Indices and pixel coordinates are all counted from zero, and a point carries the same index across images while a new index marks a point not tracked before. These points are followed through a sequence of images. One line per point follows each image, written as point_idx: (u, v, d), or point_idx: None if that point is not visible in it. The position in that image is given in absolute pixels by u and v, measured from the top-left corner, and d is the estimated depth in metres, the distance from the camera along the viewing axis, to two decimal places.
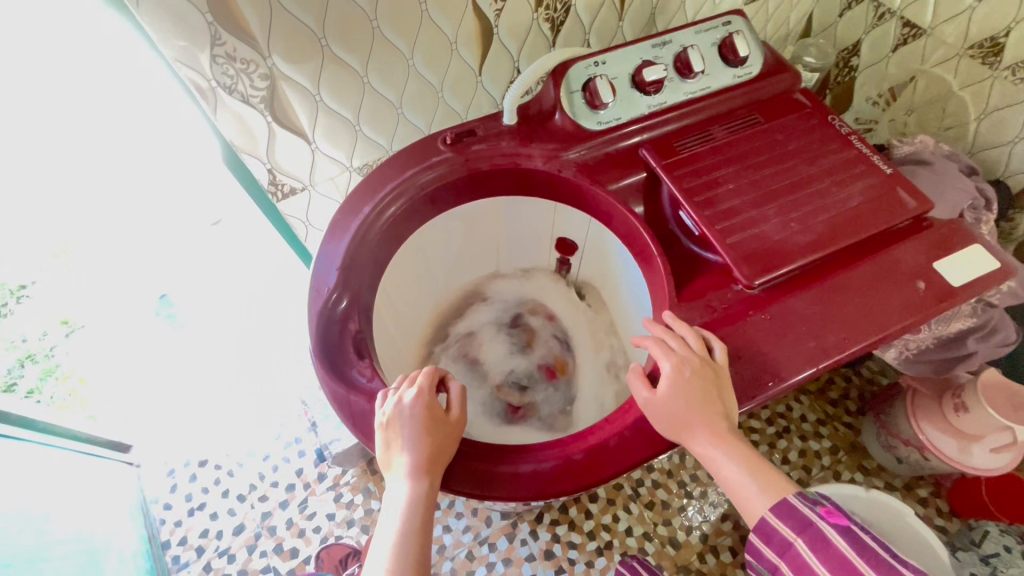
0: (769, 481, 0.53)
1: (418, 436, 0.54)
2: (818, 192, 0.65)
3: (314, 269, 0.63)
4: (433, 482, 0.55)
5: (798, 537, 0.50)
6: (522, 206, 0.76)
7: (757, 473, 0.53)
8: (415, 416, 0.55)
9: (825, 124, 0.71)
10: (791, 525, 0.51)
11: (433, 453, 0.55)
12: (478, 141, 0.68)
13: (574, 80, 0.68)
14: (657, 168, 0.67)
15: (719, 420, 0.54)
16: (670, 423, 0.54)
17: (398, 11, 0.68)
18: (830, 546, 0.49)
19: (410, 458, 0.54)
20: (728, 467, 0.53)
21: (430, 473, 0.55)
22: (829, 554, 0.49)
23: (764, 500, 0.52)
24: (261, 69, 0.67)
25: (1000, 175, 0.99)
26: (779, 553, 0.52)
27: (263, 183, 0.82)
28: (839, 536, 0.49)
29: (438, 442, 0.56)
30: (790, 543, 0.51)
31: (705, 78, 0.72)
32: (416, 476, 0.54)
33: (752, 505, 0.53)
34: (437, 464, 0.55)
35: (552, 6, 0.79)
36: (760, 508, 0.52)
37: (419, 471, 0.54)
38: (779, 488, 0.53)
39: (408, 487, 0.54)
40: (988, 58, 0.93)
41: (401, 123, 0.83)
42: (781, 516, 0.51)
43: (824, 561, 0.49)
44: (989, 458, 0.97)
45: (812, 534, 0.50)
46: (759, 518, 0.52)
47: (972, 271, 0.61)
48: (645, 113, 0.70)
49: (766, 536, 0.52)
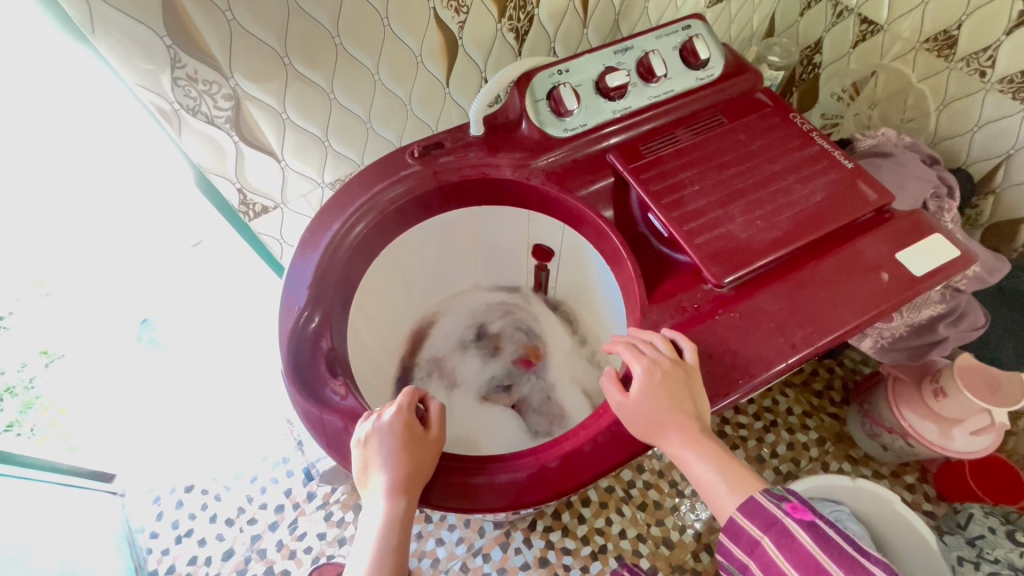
0: (738, 479, 0.54)
1: (394, 454, 0.54)
2: (782, 189, 0.66)
3: (285, 288, 0.63)
4: (411, 500, 0.54)
5: (765, 535, 0.52)
6: (494, 215, 0.76)
7: (727, 471, 0.54)
8: (391, 433, 0.55)
9: (787, 122, 0.72)
10: (758, 524, 0.52)
11: (410, 471, 0.55)
12: (445, 153, 0.69)
13: (538, 89, 0.69)
14: (624, 173, 0.68)
15: (689, 421, 0.54)
16: (642, 425, 0.54)
17: (360, 27, 0.69)
18: (795, 541, 0.51)
19: (386, 477, 0.54)
20: (699, 466, 0.54)
21: (407, 491, 0.54)
22: (794, 549, 0.51)
23: (734, 499, 0.53)
24: (225, 89, 0.67)
25: (962, 163, 1.01)
26: (747, 552, 0.53)
27: (234, 204, 0.82)
28: (803, 530, 0.51)
29: (415, 459, 0.55)
30: (757, 542, 0.52)
31: (668, 82, 0.73)
32: (393, 494, 0.54)
33: (722, 503, 0.54)
34: (414, 482, 0.55)
35: (515, 16, 0.80)
36: (730, 507, 0.53)
37: (395, 490, 0.54)
38: (747, 485, 0.54)
39: (385, 504, 0.54)
40: (944, 51, 0.96)
41: (371, 137, 0.83)
42: (748, 515, 0.52)
43: (789, 558, 0.51)
44: (970, 441, 0.99)
45: (778, 531, 0.51)
46: (730, 517, 0.54)
47: (933, 260, 0.63)
48: (610, 119, 0.71)
49: (734, 536, 0.53)
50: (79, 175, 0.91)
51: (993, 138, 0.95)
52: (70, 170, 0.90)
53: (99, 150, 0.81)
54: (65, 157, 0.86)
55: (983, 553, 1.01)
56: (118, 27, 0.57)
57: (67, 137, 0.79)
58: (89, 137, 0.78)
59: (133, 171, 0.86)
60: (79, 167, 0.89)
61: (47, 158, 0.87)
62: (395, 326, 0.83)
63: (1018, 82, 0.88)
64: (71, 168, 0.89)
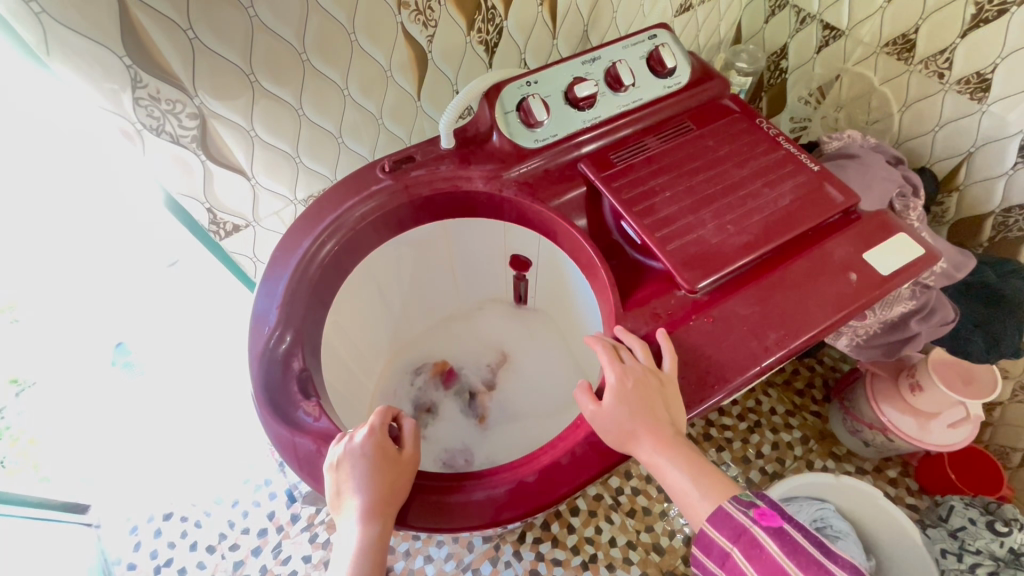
0: (711, 487, 0.54)
1: (368, 476, 0.53)
2: (751, 193, 0.67)
3: (254, 308, 0.62)
4: (387, 523, 0.53)
5: (734, 546, 0.52)
6: (467, 228, 0.75)
7: (700, 479, 0.54)
8: (365, 455, 0.54)
9: (754, 127, 0.73)
10: (727, 535, 0.52)
11: (385, 493, 0.54)
12: (416, 167, 0.68)
13: (508, 101, 0.69)
14: (596, 181, 0.69)
15: (663, 428, 0.54)
16: (617, 435, 0.54)
17: (328, 44, 0.69)
18: (763, 551, 0.51)
19: (360, 500, 0.53)
20: (673, 475, 0.54)
21: (382, 514, 0.53)
22: (763, 560, 0.51)
23: (707, 506, 0.53)
24: (189, 108, 0.66)
25: (925, 162, 1.04)
26: (720, 564, 0.53)
27: (203, 223, 0.81)
28: (770, 539, 0.51)
29: (390, 481, 0.54)
30: (727, 554, 0.52)
31: (636, 90, 0.74)
32: (368, 518, 0.53)
33: (696, 512, 0.54)
34: (389, 504, 0.54)
35: (484, 29, 0.81)
36: (703, 515, 0.53)
37: (370, 513, 0.53)
38: (720, 492, 0.54)
39: (360, 529, 0.53)
40: (903, 54, 0.98)
41: (343, 152, 0.82)
42: (718, 526, 0.53)
43: (758, 567, 0.51)
44: (947, 434, 1.02)
45: (746, 541, 0.52)
46: (702, 526, 0.54)
47: (899, 258, 0.64)
48: (580, 128, 0.71)
49: (706, 549, 0.54)
50: (46, 196, 0.89)
51: (953, 138, 0.98)
52: (36, 192, 0.88)
53: (63, 167, 0.79)
54: (28, 178, 0.83)
55: (965, 544, 1.03)
56: (76, 49, 0.56)
57: (29, 156, 0.77)
58: (54, 156, 0.76)
59: (102, 189, 0.84)
60: (43, 189, 0.87)
61: (10, 180, 0.84)
62: (372, 342, 0.82)
63: (974, 82, 0.91)
64: (36, 189, 0.87)
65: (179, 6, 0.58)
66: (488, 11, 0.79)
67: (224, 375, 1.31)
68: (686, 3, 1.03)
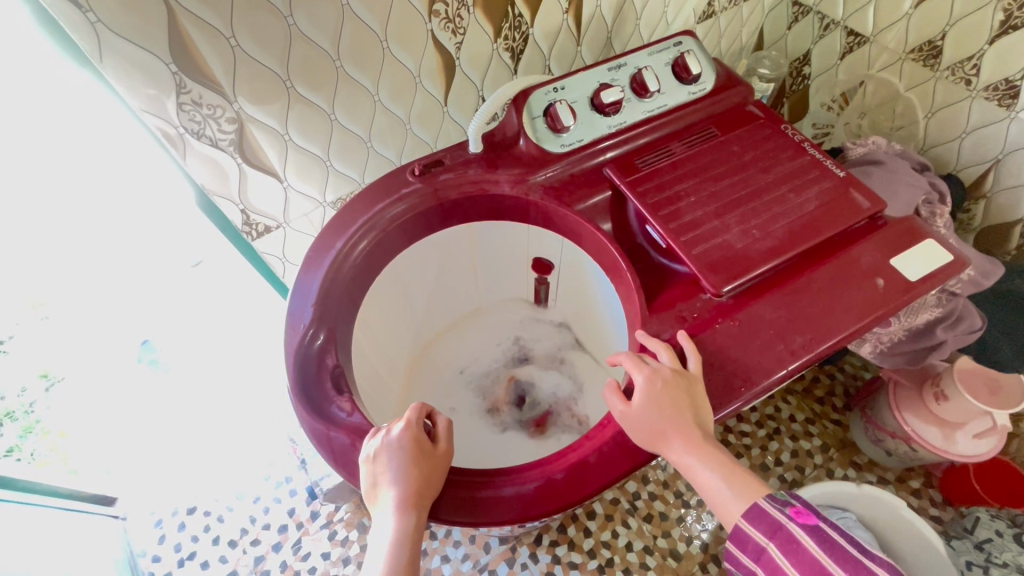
0: (743, 486, 0.55)
1: (402, 470, 0.55)
2: (775, 199, 0.67)
3: (289, 306, 0.64)
4: (421, 514, 0.55)
5: (770, 541, 0.53)
6: (494, 231, 0.76)
7: (731, 478, 0.55)
8: (400, 449, 0.56)
9: (779, 134, 0.74)
10: (763, 530, 0.53)
11: (419, 485, 0.55)
12: (445, 170, 0.70)
13: (535, 107, 0.71)
14: (623, 186, 0.69)
15: (692, 428, 0.55)
16: (645, 433, 0.55)
17: (360, 51, 0.71)
18: (800, 547, 0.52)
19: (396, 492, 0.54)
20: (704, 474, 0.55)
21: (417, 506, 0.55)
22: (799, 554, 0.52)
23: (739, 505, 0.54)
24: (229, 113, 0.68)
25: (951, 169, 1.04)
26: (754, 558, 0.54)
27: (237, 224, 0.83)
28: (807, 535, 0.52)
29: (424, 474, 0.56)
30: (763, 548, 0.53)
31: (662, 97, 0.75)
32: (404, 509, 0.54)
33: (729, 510, 0.55)
34: (423, 497, 0.55)
35: (511, 36, 0.83)
36: (735, 514, 0.54)
37: (405, 505, 0.54)
38: (753, 492, 0.55)
39: (394, 520, 0.55)
40: (929, 60, 0.99)
41: (371, 156, 0.84)
42: (753, 521, 0.53)
43: (795, 563, 0.52)
44: (973, 444, 1.00)
45: (783, 537, 0.52)
46: (735, 523, 0.54)
47: (926, 264, 0.64)
48: (606, 134, 0.72)
49: (741, 543, 0.54)
50: (77, 192, 0.91)
51: (981, 145, 0.98)
52: (70, 188, 0.90)
53: (102, 169, 0.82)
54: (69, 179, 0.87)
55: (991, 557, 1.03)
56: (125, 55, 0.59)
57: (69, 155, 0.80)
58: (87, 153, 0.78)
59: (138, 191, 0.87)
60: (81, 189, 0.90)
61: (51, 179, 0.88)
62: (396, 341, 0.83)
63: (1002, 89, 0.91)
64: (72, 188, 0.90)
65: (223, 14, 0.60)
66: (515, 18, 0.81)
67: (248, 372, 1.33)
68: (709, 10, 1.04)
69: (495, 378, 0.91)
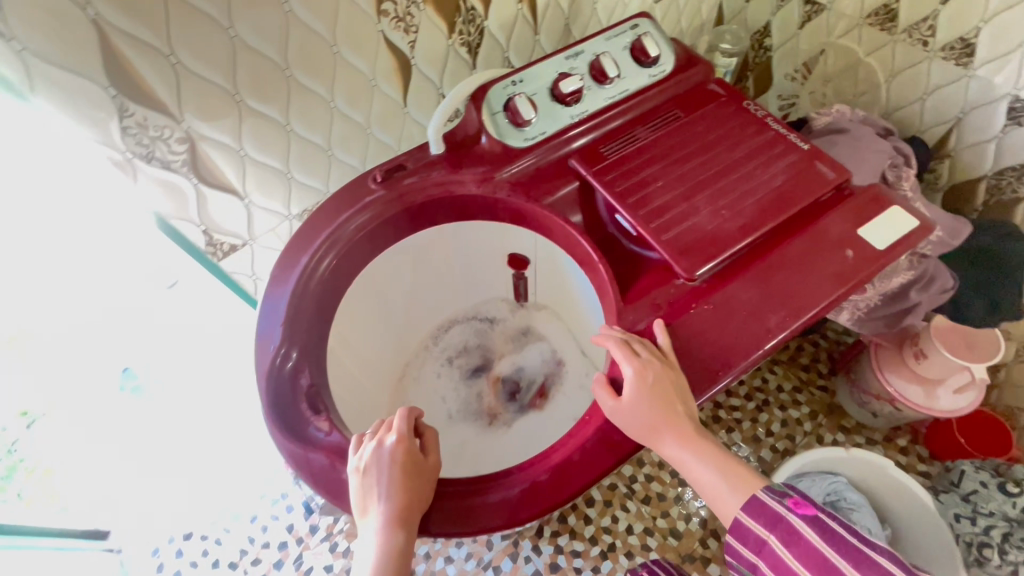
0: (738, 480, 0.56)
1: (389, 486, 0.54)
2: (742, 176, 0.67)
3: (258, 328, 0.62)
4: (409, 531, 0.55)
5: (771, 534, 0.53)
6: (464, 232, 0.75)
7: (725, 473, 0.56)
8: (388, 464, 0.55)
9: (742, 111, 0.73)
10: (764, 523, 0.54)
11: (407, 500, 0.55)
12: (408, 174, 0.68)
13: (494, 102, 0.69)
14: (589, 176, 0.69)
15: (684, 423, 0.55)
16: (641, 430, 0.55)
17: (309, 57, 0.69)
18: (802, 540, 0.52)
19: (385, 509, 0.53)
20: (700, 469, 0.56)
21: (405, 523, 0.54)
22: (802, 548, 0.52)
23: (736, 500, 0.55)
24: (177, 133, 0.66)
25: (915, 131, 1.04)
26: (756, 552, 0.54)
27: (200, 245, 0.81)
28: (808, 527, 0.52)
29: (411, 490, 0.55)
30: (764, 542, 0.53)
31: (622, 82, 0.74)
32: (391, 527, 0.54)
33: (726, 504, 0.56)
34: (412, 513, 0.55)
35: (465, 31, 0.82)
36: (734, 509, 0.55)
37: (392, 522, 0.54)
38: (749, 485, 0.56)
39: (382, 537, 0.54)
40: (886, 24, 0.99)
41: (334, 163, 0.82)
42: (754, 515, 0.54)
43: (799, 558, 0.52)
44: (955, 399, 1.03)
45: (784, 530, 0.53)
46: (735, 517, 0.55)
47: (894, 231, 0.64)
48: (569, 124, 0.71)
49: (743, 538, 0.55)
50: (32, 224, 0.88)
51: (942, 104, 0.98)
52: (23, 222, 0.87)
53: (54, 201, 0.79)
54: (22, 212, 0.84)
55: (978, 508, 1.01)
56: (59, 83, 0.56)
57: (16, 189, 0.77)
58: (34, 185, 0.75)
59: (96, 220, 0.84)
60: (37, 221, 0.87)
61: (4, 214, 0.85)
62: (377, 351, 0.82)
63: (959, 48, 0.92)
64: (25, 221, 0.87)
65: (159, 31, 0.57)
66: (468, 12, 0.80)
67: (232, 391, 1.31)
68: None
69: (493, 375, 0.84)
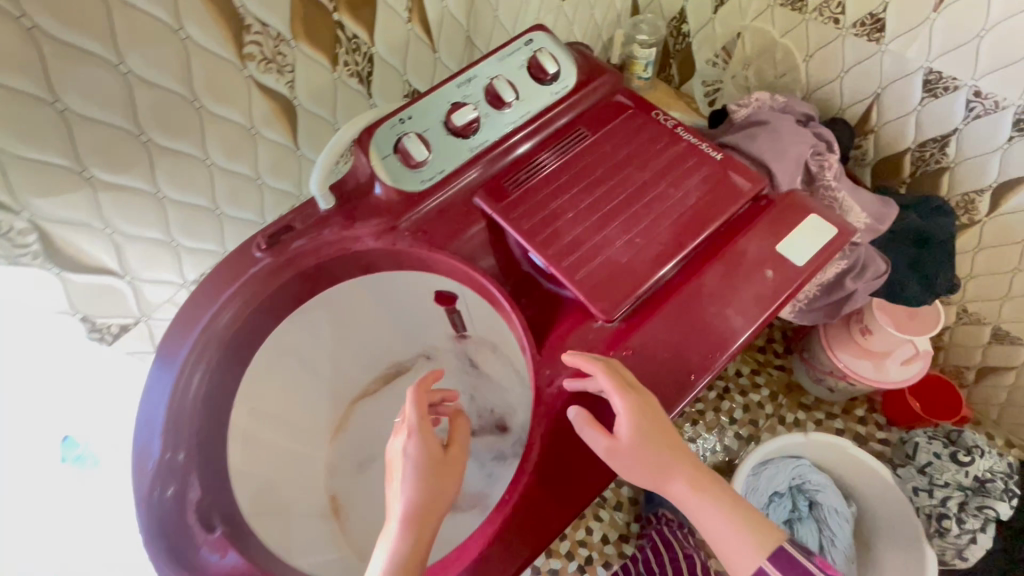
0: (754, 529, 0.52)
1: (414, 484, 0.50)
2: (655, 198, 0.62)
3: (134, 442, 0.56)
4: (429, 527, 0.50)
5: None
6: (372, 290, 0.68)
7: (740, 522, 0.52)
8: (410, 461, 0.51)
9: (651, 124, 0.69)
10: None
11: (429, 495, 0.51)
12: (297, 236, 0.62)
13: (383, 145, 0.63)
14: (496, 216, 0.63)
15: (688, 465, 0.54)
16: (638, 471, 0.52)
17: (166, 118, 0.61)
18: None
19: (403, 505, 0.50)
20: (711, 516, 0.53)
21: (426, 518, 0.50)
22: None
23: (757, 552, 0.51)
24: (19, 223, 0.57)
25: (837, 110, 1.03)
26: None
27: (82, 333, 0.73)
28: None
29: (436, 482, 0.51)
30: None
31: (523, 104, 0.68)
32: (409, 523, 0.49)
33: (742, 558, 0.52)
34: (434, 508, 0.51)
35: (351, 61, 0.75)
36: (755, 560, 0.51)
37: (409, 519, 0.49)
38: (767, 536, 0.52)
39: (396, 538, 0.49)
40: (796, 4, 0.96)
41: (226, 221, 0.75)
42: (782, 565, 0.51)
43: None
44: (902, 370, 1.04)
45: None
46: (758, 568, 0.51)
47: (814, 242, 0.61)
48: (469, 157, 0.65)
49: None
50: None
51: (860, 81, 0.96)
52: None
53: None
54: None
55: (934, 479, 1.02)
56: None
57: None
58: None
59: None
60: None
61: None
62: None
63: (870, 24, 0.89)
64: None
65: None
66: (350, 40, 0.73)
67: None
68: None
69: None
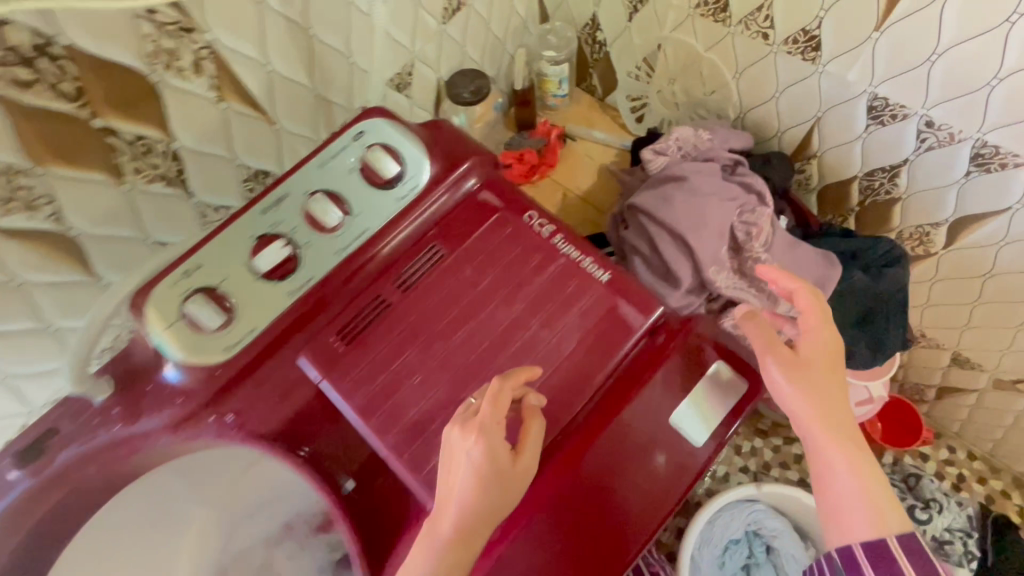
0: (880, 499, 0.48)
1: (471, 486, 0.43)
2: (521, 348, 0.51)
3: None
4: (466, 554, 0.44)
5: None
6: (184, 477, 0.54)
7: (869, 491, 0.49)
8: (470, 460, 0.44)
9: (524, 229, 0.56)
10: (910, 561, 0.46)
11: (483, 507, 0.44)
12: (63, 446, 0.47)
13: (165, 310, 0.49)
14: (331, 387, 0.51)
15: (846, 418, 0.50)
16: (812, 413, 0.50)
17: None
18: None
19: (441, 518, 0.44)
20: (839, 479, 0.49)
21: (465, 538, 0.44)
22: None
23: (873, 531, 0.47)
24: None
25: (774, 133, 0.88)
26: None
27: None
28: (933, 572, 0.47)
29: (496, 487, 0.44)
30: None
31: (357, 222, 0.54)
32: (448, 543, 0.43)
33: (856, 530, 0.48)
34: (486, 520, 0.44)
35: (153, 165, 0.59)
36: (872, 537, 0.47)
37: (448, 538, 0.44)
38: (885, 518, 0.48)
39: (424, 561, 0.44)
40: (719, 15, 0.80)
41: (20, 381, 0.62)
42: (902, 547, 0.47)
43: None
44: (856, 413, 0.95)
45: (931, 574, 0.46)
46: (880, 543, 0.47)
47: (714, 407, 0.52)
48: (287, 306, 0.51)
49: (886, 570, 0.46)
50: None
51: (798, 103, 0.82)
52: None
53: None
54: None
55: None
56: None
57: None
58: None
59: None
60: None
61: None
62: None
63: (802, 41, 0.74)
64: None
65: None
66: (136, 144, 0.57)
67: None
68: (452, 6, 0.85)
69: None
